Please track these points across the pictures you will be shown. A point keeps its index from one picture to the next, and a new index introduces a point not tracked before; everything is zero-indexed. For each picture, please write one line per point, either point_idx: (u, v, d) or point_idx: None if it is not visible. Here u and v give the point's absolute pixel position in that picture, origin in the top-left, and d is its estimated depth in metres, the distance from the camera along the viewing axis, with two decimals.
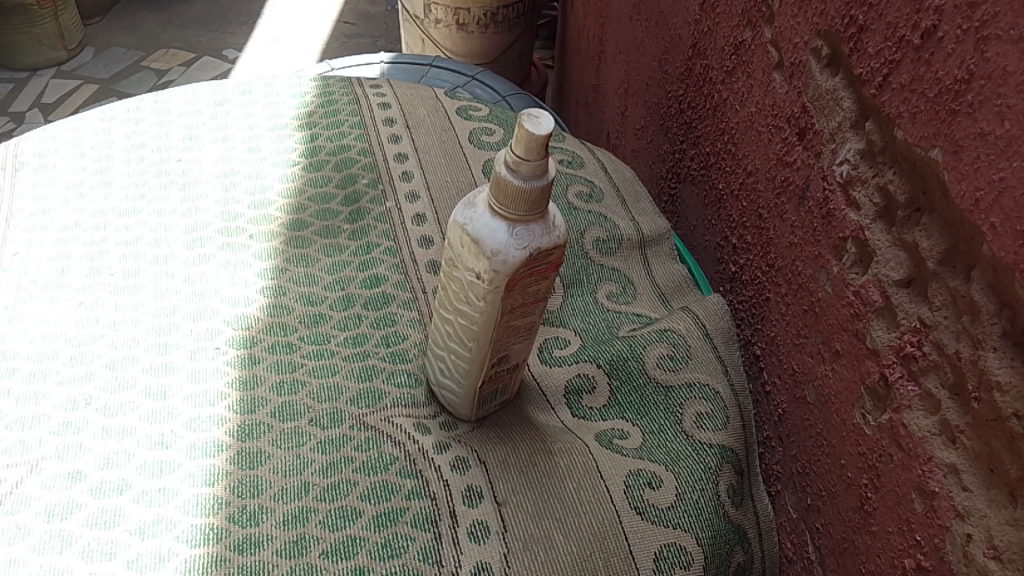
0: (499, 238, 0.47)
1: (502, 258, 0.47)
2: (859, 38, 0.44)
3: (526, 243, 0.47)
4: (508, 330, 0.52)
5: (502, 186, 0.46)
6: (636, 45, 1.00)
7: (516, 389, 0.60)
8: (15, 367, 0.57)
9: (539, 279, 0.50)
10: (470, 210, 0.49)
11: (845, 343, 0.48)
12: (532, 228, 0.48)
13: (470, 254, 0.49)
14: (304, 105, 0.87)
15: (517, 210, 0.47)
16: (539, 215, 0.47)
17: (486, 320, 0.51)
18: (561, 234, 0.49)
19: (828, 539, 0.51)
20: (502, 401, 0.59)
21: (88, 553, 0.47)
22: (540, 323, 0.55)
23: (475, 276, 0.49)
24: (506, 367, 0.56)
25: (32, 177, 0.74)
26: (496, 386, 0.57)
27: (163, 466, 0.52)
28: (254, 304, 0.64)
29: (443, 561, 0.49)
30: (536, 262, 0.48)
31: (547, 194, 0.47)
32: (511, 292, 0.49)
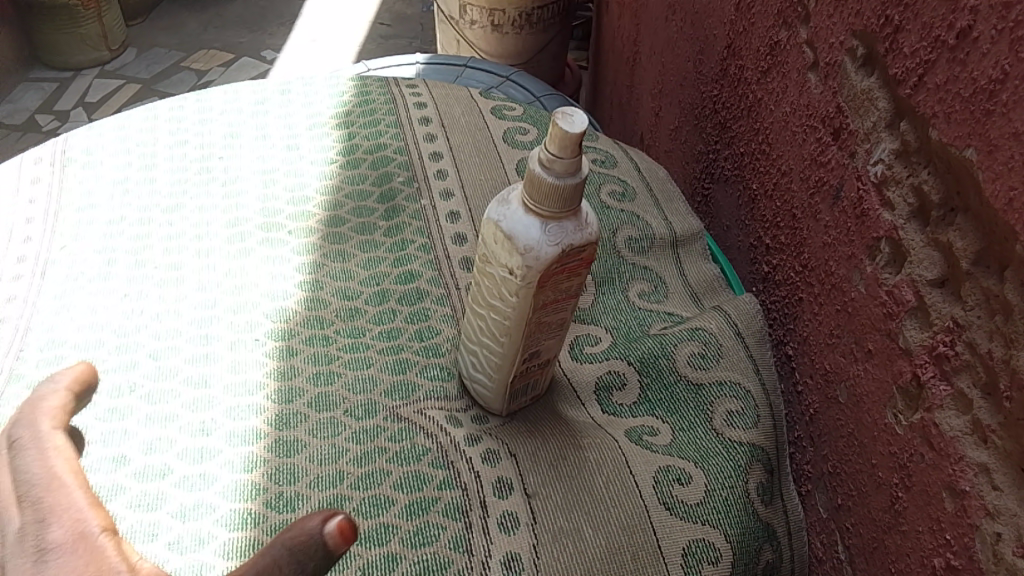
0: (532, 235, 0.48)
1: (535, 254, 0.48)
2: (895, 38, 0.45)
3: (559, 240, 0.48)
4: (540, 326, 0.53)
5: (536, 184, 0.47)
6: (672, 46, 1.00)
7: (547, 385, 0.61)
8: (63, 355, 0.59)
9: (572, 276, 0.51)
10: (504, 207, 0.50)
11: (878, 342, 0.48)
12: (564, 225, 0.48)
13: (503, 250, 0.50)
14: (342, 104, 0.88)
15: (550, 207, 0.47)
16: (572, 212, 0.48)
17: (519, 315, 0.51)
18: (593, 232, 0.50)
19: (859, 538, 0.51)
20: (533, 396, 0.60)
21: (131, 535, 0.48)
22: (571, 320, 0.56)
23: (508, 272, 0.50)
24: (538, 363, 0.57)
25: (80, 172, 0.76)
26: (528, 381, 0.58)
27: (203, 453, 0.53)
28: (292, 297, 0.66)
29: (473, 550, 0.50)
30: (568, 258, 0.49)
31: (580, 192, 0.47)
32: (543, 288, 0.50)
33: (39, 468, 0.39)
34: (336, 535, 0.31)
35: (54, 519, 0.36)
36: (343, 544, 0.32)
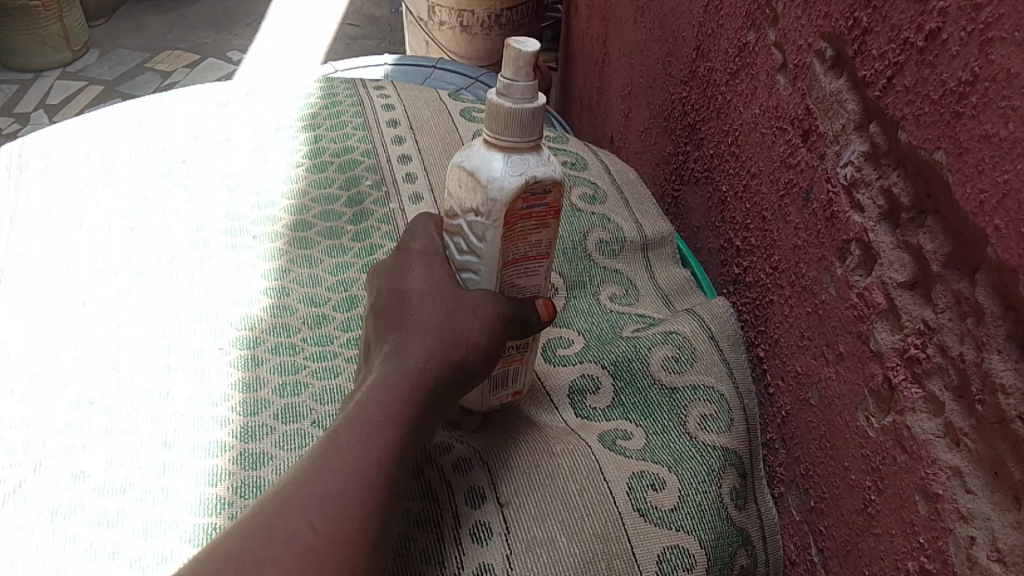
0: (493, 166, 0.46)
1: (498, 186, 0.46)
2: (864, 40, 0.44)
3: (522, 171, 0.46)
4: (509, 285, 0.51)
5: (495, 114, 0.46)
6: (640, 48, 1.00)
7: (528, 380, 0.60)
8: (19, 367, 0.57)
9: (541, 227, 0.50)
10: (467, 150, 0.49)
11: (849, 345, 0.48)
12: (526, 157, 0.47)
13: (468, 192, 0.48)
14: (308, 106, 0.87)
15: (510, 136, 0.46)
16: (533, 143, 0.47)
17: (489, 261, 0.49)
18: (560, 177, 0.48)
19: (832, 541, 0.51)
20: (514, 388, 0.59)
21: (92, 553, 0.46)
22: (545, 284, 0.54)
23: (473, 214, 0.48)
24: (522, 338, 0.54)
25: (36, 179, 0.74)
26: (507, 368, 0.56)
27: (166, 466, 0.52)
28: (258, 305, 0.65)
29: (446, 563, 0.49)
30: (532, 196, 0.47)
31: (540, 119, 0.46)
32: (509, 231, 0.48)
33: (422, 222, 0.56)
34: (544, 310, 0.51)
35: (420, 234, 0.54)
36: (547, 316, 0.52)
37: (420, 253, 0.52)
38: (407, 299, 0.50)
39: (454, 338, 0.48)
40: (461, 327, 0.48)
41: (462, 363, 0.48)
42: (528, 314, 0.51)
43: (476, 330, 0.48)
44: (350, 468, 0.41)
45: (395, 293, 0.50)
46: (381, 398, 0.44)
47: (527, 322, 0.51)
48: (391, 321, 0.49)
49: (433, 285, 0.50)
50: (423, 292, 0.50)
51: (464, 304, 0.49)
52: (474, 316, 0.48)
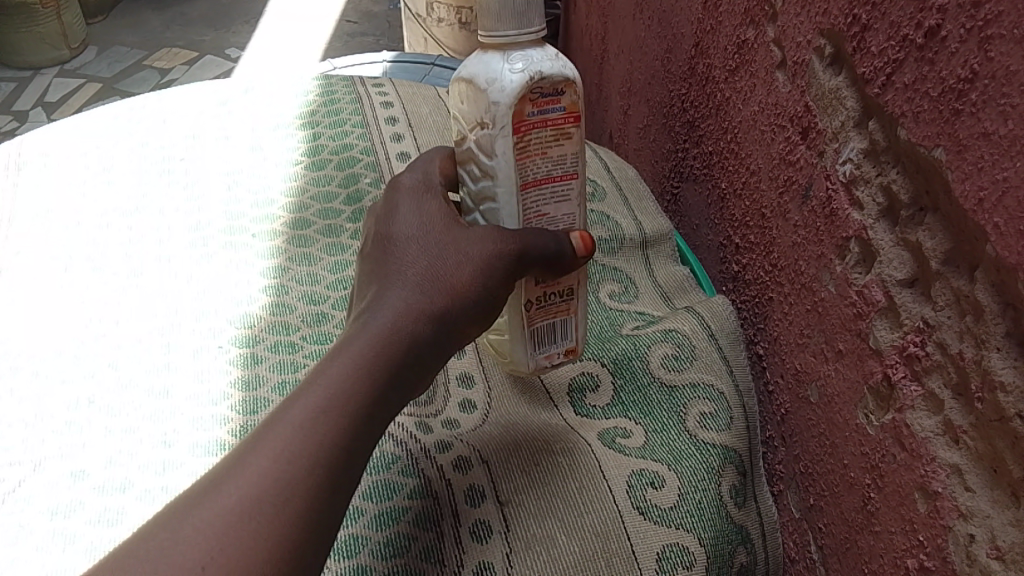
0: (494, 69, 0.48)
1: (500, 86, 0.47)
2: (863, 36, 0.44)
3: (523, 69, 0.48)
4: (535, 210, 0.52)
5: (484, 7, 0.47)
6: (639, 44, 1.00)
7: (584, 337, 0.60)
8: (20, 367, 0.58)
9: (559, 137, 0.51)
10: (468, 62, 0.50)
11: (848, 342, 0.48)
12: (527, 54, 0.48)
13: (473, 103, 0.49)
14: (306, 104, 0.87)
15: (505, 29, 0.47)
16: (528, 35, 0.48)
17: (504, 176, 0.50)
18: (570, 77, 0.49)
19: (831, 538, 0.51)
20: (568, 345, 0.59)
21: (91, 552, 0.46)
22: (579, 211, 0.54)
23: (481, 128, 0.49)
24: (556, 282, 0.55)
25: (35, 178, 0.75)
26: (553, 321, 0.57)
27: (166, 465, 0.51)
28: (256, 303, 0.64)
29: (446, 561, 0.49)
30: (542, 97, 0.49)
31: (532, 7, 0.48)
32: (521, 140, 0.49)
33: (430, 159, 0.56)
34: (582, 243, 0.53)
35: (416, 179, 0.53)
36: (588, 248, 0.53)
37: (411, 196, 0.51)
38: (394, 242, 0.49)
39: (443, 285, 0.46)
40: (448, 272, 0.47)
41: (451, 308, 0.46)
42: (558, 245, 0.51)
43: (465, 275, 0.47)
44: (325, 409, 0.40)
45: (384, 235, 0.50)
46: (362, 340, 0.43)
47: (559, 251, 0.51)
48: (378, 264, 0.48)
49: (424, 228, 0.49)
50: (412, 235, 0.49)
51: (453, 250, 0.48)
52: (463, 261, 0.47)
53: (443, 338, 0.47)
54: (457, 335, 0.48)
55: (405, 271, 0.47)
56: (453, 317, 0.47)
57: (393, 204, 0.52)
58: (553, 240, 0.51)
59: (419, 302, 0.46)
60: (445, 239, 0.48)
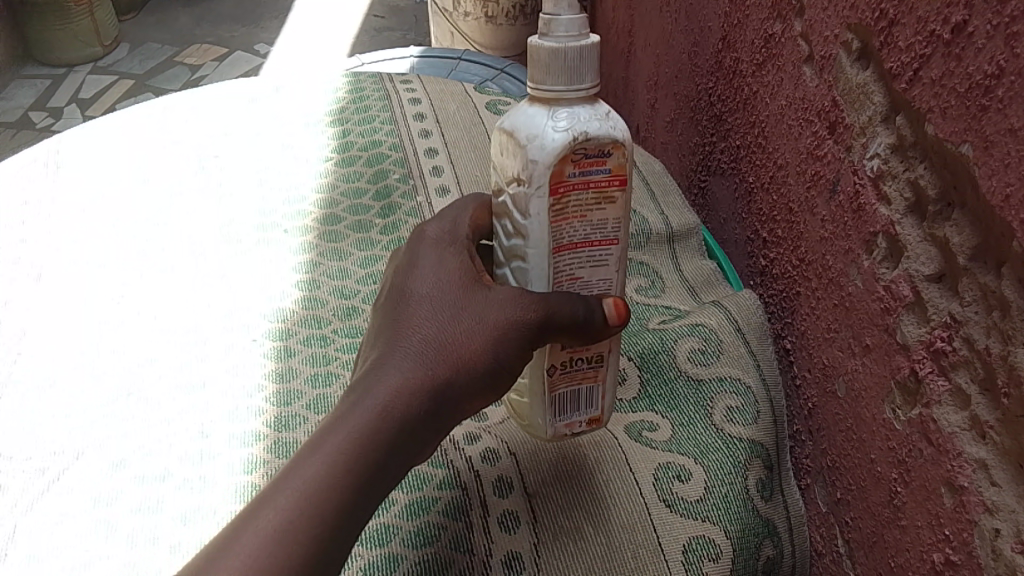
0: (536, 123, 0.44)
1: (540, 144, 0.43)
2: (890, 31, 0.44)
3: (567, 127, 0.43)
4: (568, 274, 0.47)
5: (536, 59, 0.44)
6: (666, 38, 1.00)
7: (612, 407, 0.54)
8: (61, 360, 0.59)
9: (603, 200, 0.46)
10: (513, 111, 0.46)
11: (875, 337, 0.48)
12: (574, 112, 0.44)
13: (512, 157, 0.45)
14: (335, 101, 0.88)
15: (553, 81, 0.43)
16: (581, 91, 0.44)
17: (537, 237, 0.45)
18: (620, 138, 0.45)
19: (858, 532, 0.51)
20: (591, 414, 0.53)
21: (132, 539, 0.48)
22: (619, 276, 0.49)
23: (517, 184, 0.45)
24: (585, 347, 0.50)
25: (73, 175, 0.77)
26: (577, 387, 0.51)
27: (203, 455, 0.53)
28: (289, 298, 0.66)
29: (474, 550, 0.50)
30: (586, 158, 0.44)
31: (589, 61, 0.43)
32: (558, 202, 0.45)
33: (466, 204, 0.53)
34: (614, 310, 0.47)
35: (442, 227, 0.51)
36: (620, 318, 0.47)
37: (432, 247, 0.50)
38: (408, 299, 0.47)
39: (451, 351, 0.44)
40: (458, 335, 0.44)
41: (455, 382, 0.44)
42: (591, 311, 0.46)
43: (474, 339, 0.44)
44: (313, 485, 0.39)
45: (401, 290, 0.48)
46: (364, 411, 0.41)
47: (590, 320, 0.46)
48: (388, 324, 0.46)
49: (439, 284, 0.47)
50: (425, 292, 0.46)
51: (465, 311, 0.45)
52: (473, 324, 0.45)
53: (447, 412, 0.44)
54: (464, 405, 0.45)
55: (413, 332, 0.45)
56: (458, 390, 0.44)
57: (413, 258, 0.50)
58: (581, 303, 0.46)
59: (420, 375, 0.43)
60: (456, 301, 0.46)
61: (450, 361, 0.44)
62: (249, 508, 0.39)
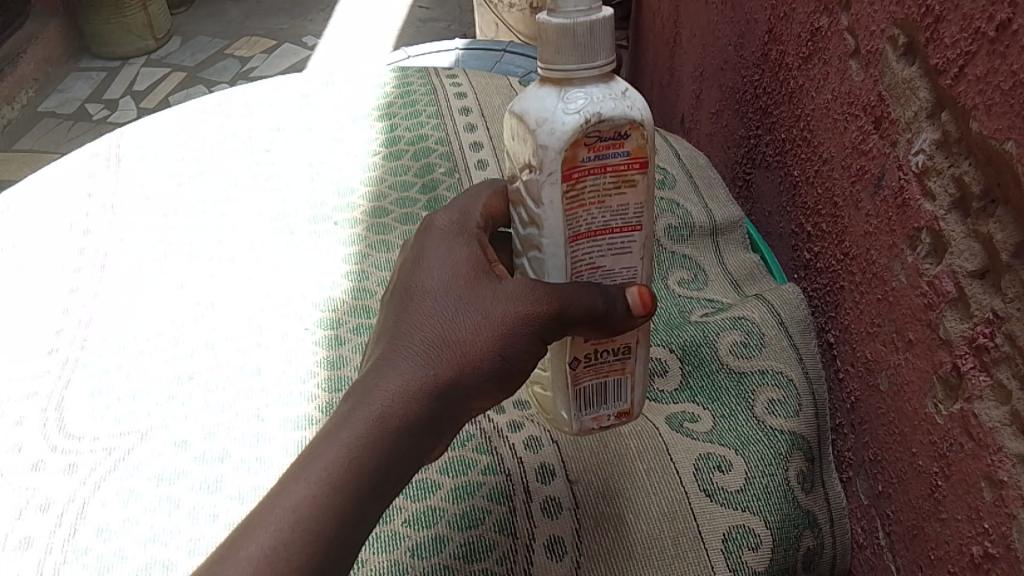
0: (547, 106, 0.42)
1: (550, 127, 0.42)
2: (935, 28, 0.45)
3: (578, 108, 0.42)
4: (588, 262, 0.46)
5: (545, 38, 0.42)
6: (712, 29, 0.99)
7: (641, 400, 0.54)
8: (126, 344, 0.62)
9: (622, 184, 0.44)
10: (523, 92, 0.45)
11: (918, 332, 0.48)
12: (587, 91, 0.42)
13: (523, 142, 0.44)
14: (383, 96, 0.90)
15: (565, 60, 0.42)
16: (594, 69, 0.42)
17: (551, 226, 0.44)
18: (638, 118, 0.43)
19: (899, 525, 0.51)
20: (619, 406, 0.52)
21: (194, 516, 0.50)
22: (646, 262, 0.47)
23: (529, 170, 0.44)
24: (609, 339, 0.49)
25: (134, 168, 0.80)
26: (603, 380, 0.51)
27: (258, 438, 0.55)
28: (339, 288, 0.67)
29: (518, 534, 0.52)
30: (600, 141, 0.43)
31: (601, 37, 0.41)
32: (572, 188, 0.43)
33: (478, 187, 0.51)
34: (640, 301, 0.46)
35: (452, 213, 0.49)
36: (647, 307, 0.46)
37: (441, 235, 0.48)
38: (414, 293, 0.46)
39: (457, 352, 0.43)
40: (464, 335, 0.44)
41: (460, 382, 0.43)
42: (609, 303, 0.45)
43: (481, 340, 0.44)
44: (316, 492, 0.39)
45: (408, 282, 0.46)
46: (368, 413, 0.41)
47: (610, 312, 0.45)
48: (393, 319, 0.45)
49: (447, 278, 0.46)
50: (432, 286, 0.45)
51: (473, 308, 0.44)
52: (481, 324, 0.44)
53: (451, 412, 0.44)
54: (471, 403, 0.45)
55: (418, 330, 0.44)
56: (463, 389, 0.44)
57: (421, 246, 0.48)
58: (600, 295, 0.45)
59: (424, 376, 0.43)
60: (464, 296, 0.45)
61: (456, 363, 0.43)
62: (252, 514, 0.40)
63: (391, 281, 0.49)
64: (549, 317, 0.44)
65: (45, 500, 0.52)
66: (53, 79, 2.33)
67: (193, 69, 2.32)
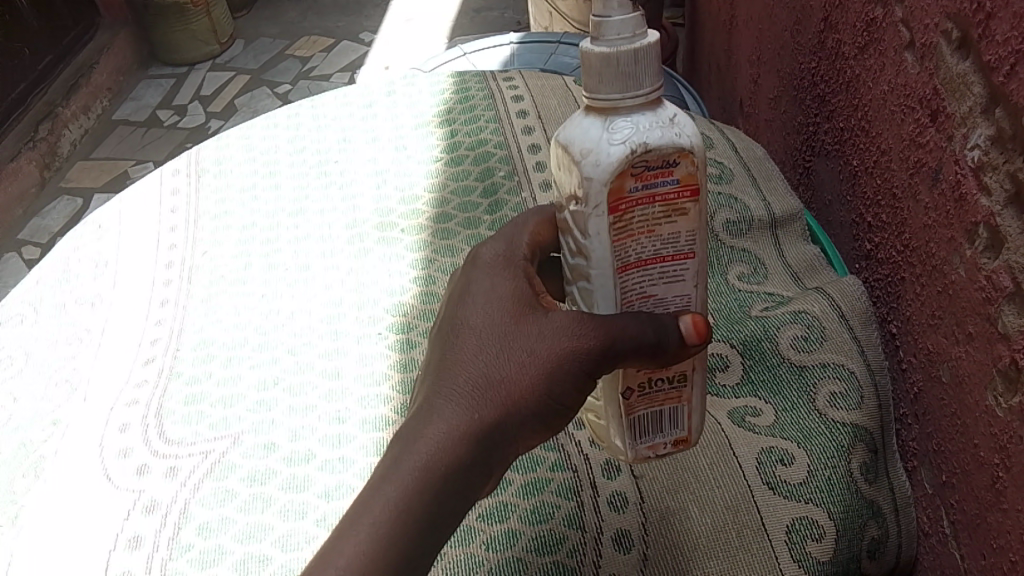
0: (592, 137, 0.43)
1: (595, 158, 0.43)
2: (988, 24, 0.45)
3: (624, 138, 0.43)
4: (639, 291, 0.47)
5: (589, 67, 0.43)
6: (768, 14, 0.99)
7: (699, 428, 0.54)
8: (214, 353, 0.67)
9: (671, 213, 0.45)
10: (569, 122, 0.46)
11: (978, 326, 0.48)
12: (632, 120, 0.43)
13: (569, 173, 0.45)
14: (443, 102, 0.93)
15: (608, 88, 0.43)
16: (639, 97, 0.43)
17: (599, 258, 0.45)
18: (686, 146, 0.44)
19: (963, 514, 0.52)
20: (676, 433, 0.53)
21: (285, 513, 0.54)
22: (698, 288, 0.48)
23: (575, 202, 0.45)
24: (663, 369, 0.49)
25: (213, 183, 0.85)
26: (658, 408, 0.52)
27: (340, 438, 0.59)
28: (408, 292, 0.70)
29: (586, 527, 0.54)
30: (648, 170, 0.43)
31: (645, 64, 0.42)
32: (620, 220, 0.44)
33: (526, 220, 0.53)
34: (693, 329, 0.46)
35: (497, 249, 0.51)
36: (700, 335, 0.46)
37: (486, 272, 0.49)
38: (460, 332, 0.47)
39: (501, 391, 0.45)
40: (507, 375, 0.45)
41: (506, 419, 0.45)
42: (663, 330, 0.46)
43: (525, 378, 0.45)
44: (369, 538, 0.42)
45: (455, 320, 0.48)
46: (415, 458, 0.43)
47: (663, 340, 0.46)
48: (440, 356, 0.47)
49: (491, 316, 0.47)
50: (476, 326, 0.47)
51: (515, 347, 0.45)
52: (523, 363, 0.45)
53: (499, 448, 0.45)
54: (519, 438, 0.46)
55: (463, 372, 0.46)
56: (509, 426, 0.45)
57: (468, 281, 0.50)
58: (650, 326, 0.45)
59: (469, 416, 0.44)
60: (507, 333, 0.46)
61: (499, 403, 0.45)
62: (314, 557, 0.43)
63: (441, 319, 0.50)
64: (594, 351, 0.45)
65: (151, 501, 0.56)
66: (127, 88, 2.43)
67: (257, 72, 2.39)
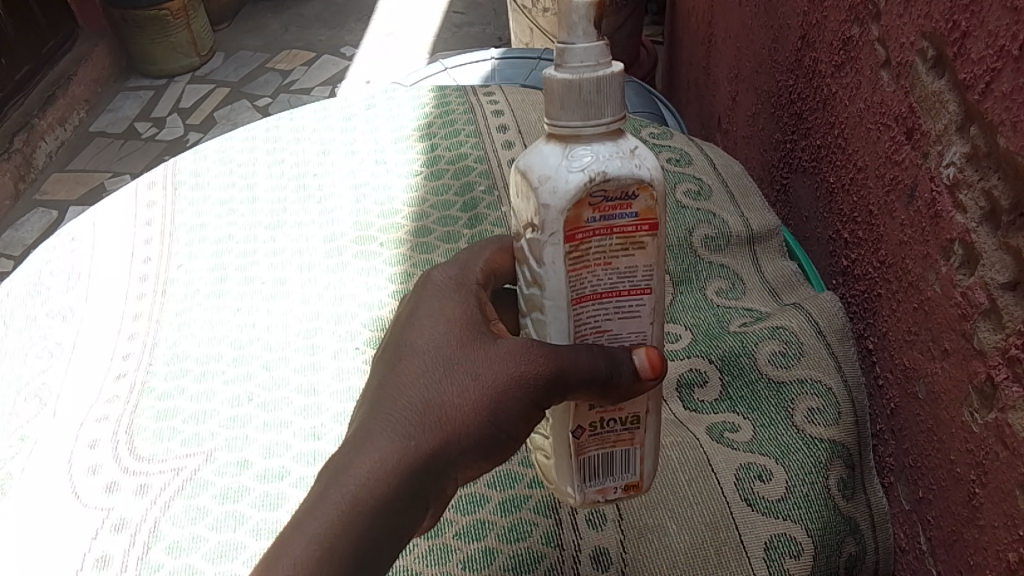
0: (551, 163, 0.43)
1: (552, 185, 0.42)
2: (963, 43, 0.45)
3: (583, 166, 0.42)
4: (594, 325, 0.47)
5: (551, 93, 0.42)
6: (747, 32, 1.00)
7: (652, 473, 0.53)
8: (188, 367, 0.66)
9: (629, 246, 0.45)
10: (529, 148, 0.45)
11: (953, 342, 0.49)
12: (593, 149, 0.43)
13: (526, 203, 0.45)
14: (423, 116, 0.92)
15: (569, 116, 0.42)
16: (600, 126, 0.42)
17: (553, 288, 0.45)
18: (647, 179, 0.43)
19: (939, 531, 0.52)
20: (627, 478, 0.52)
21: (258, 531, 0.53)
22: (654, 325, 0.48)
23: (530, 229, 0.45)
24: (615, 408, 0.49)
25: (188, 196, 0.84)
26: (610, 450, 0.51)
27: (315, 456, 0.58)
28: (386, 306, 0.69)
29: (564, 545, 0.54)
30: (606, 201, 0.43)
31: (608, 93, 0.42)
32: (575, 250, 0.44)
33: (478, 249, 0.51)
34: (645, 362, 0.46)
35: (447, 274, 0.49)
36: (652, 369, 0.46)
37: (434, 295, 0.48)
38: (403, 355, 0.45)
39: (442, 418, 0.43)
40: (450, 403, 0.44)
41: (446, 449, 0.43)
42: (618, 364, 0.45)
43: (468, 406, 0.44)
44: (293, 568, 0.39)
45: (398, 342, 0.46)
46: (347, 486, 0.41)
47: (618, 375, 0.45)
48: (380, 381, 0.45)
49: (436, 340, 0.45)
50: (420, 350, 0.45)
51: (459, 374, 0.44)
52: (468, 390, 0.44)
53: (436, 479, 0.44)
54: (458, 469, 0.45)
55: (403, 398, 0.44)
56: (449, 457, 0.44)
57: (415, 303, 0.48)
58: (603, 358, 0.45)
59: (407, 444, 0.43)
60: (451, 358, 0.45)
61: (440, 431, 0.43)
62: None
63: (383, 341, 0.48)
64: (541, 381, 0.44)
65: (120, 519, 0.55)
66: (104, 99, 2.41)
67: (236, 85, 2.38)
